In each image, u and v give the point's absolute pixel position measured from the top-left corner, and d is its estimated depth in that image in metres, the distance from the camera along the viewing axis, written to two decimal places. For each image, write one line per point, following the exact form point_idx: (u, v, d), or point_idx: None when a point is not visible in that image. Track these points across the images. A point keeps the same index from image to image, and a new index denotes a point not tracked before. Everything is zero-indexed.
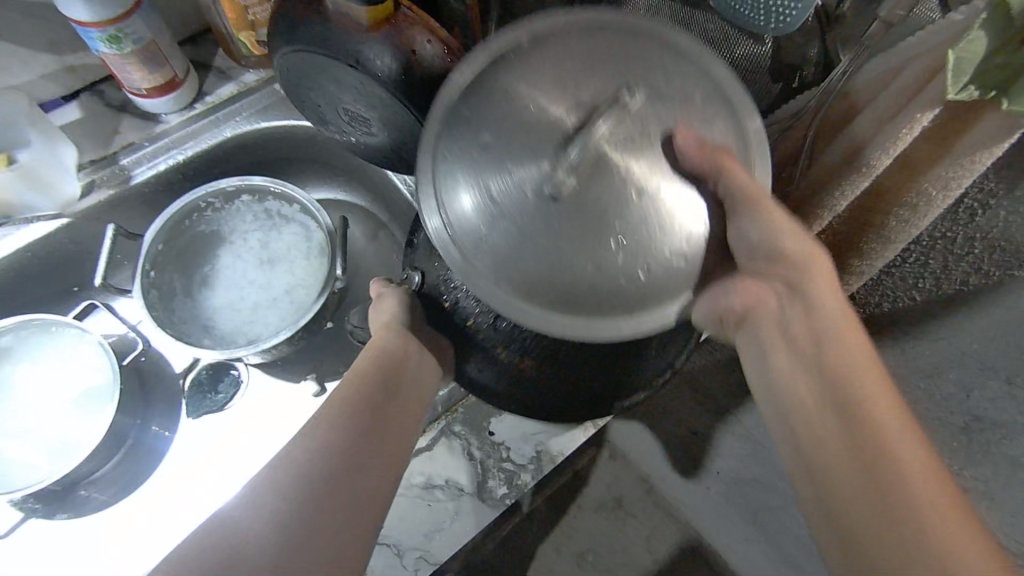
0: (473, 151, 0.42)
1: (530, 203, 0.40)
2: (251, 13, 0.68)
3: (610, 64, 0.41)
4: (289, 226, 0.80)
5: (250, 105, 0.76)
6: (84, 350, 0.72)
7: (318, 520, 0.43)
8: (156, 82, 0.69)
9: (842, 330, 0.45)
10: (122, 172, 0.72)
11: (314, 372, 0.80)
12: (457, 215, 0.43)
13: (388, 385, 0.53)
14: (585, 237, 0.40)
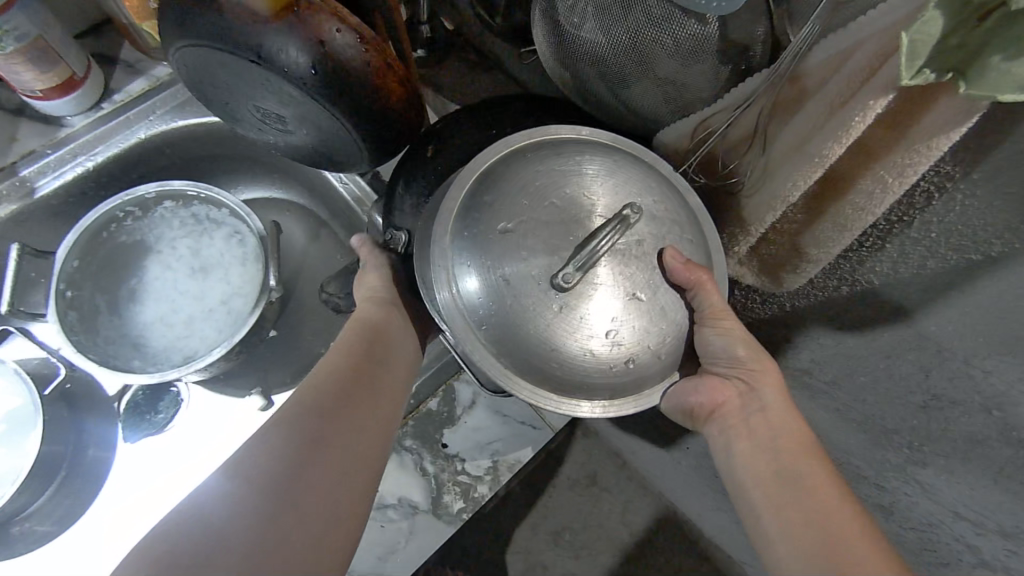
0: (488, 237, 0.45)
1: (539, 293, 0.44)
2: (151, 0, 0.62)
3: (618, 183, 0.47)
4: (218, 231, 0.74)
5: (163, 102, 0.70)
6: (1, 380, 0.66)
7: (297, 489, 0.41)
8: (53, 81, 0.63)
9: (783, 416, 0.48)
10: (24, 183, 0.65)
11: (260, 385, 0.75)
12: (464, 293, 0.46)
13: (370, 361, 0.52)
14: (580, 327, 0.44)
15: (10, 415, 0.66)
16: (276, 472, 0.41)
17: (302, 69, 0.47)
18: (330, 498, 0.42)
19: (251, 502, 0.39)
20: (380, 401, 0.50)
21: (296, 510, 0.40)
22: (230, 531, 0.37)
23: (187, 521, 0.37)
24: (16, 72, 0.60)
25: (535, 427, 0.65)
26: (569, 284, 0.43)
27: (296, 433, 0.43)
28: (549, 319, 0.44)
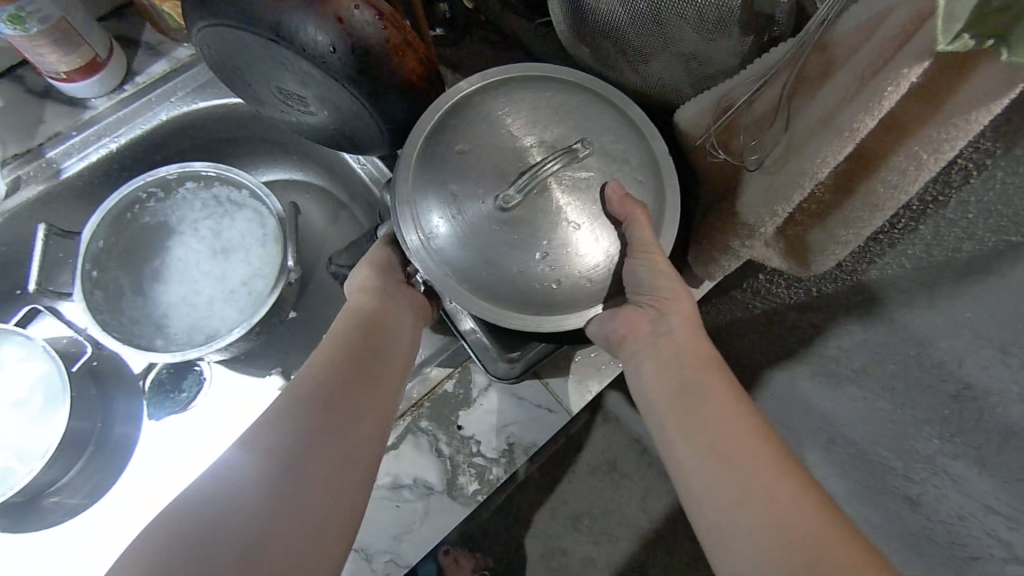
0: (448, 157, 0.51)
1: (485, 216, 0.49)
2: None
3: (570, 120, 0.51)
4: (238, 212, 0.75)
5: (185, 84, 0.70)
6: (30, 358, 0.67)
7: (300, 474, 0.40)
8: (77, 63, 0.63)
9: (689, 334, 0.50)
10: (50, 164, 0.67)
11: (280, 366, 0.76)
12: (421, 210, 0.50)
13: (364, 338, 0.51)
14: (518, 245, 0.48)
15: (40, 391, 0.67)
16: (279, 450, 0.41)
17: (322, 47, 0.47)
18: (340, 466, 0.42)
19: (262, 480, 0.39)
20: (384, 367, 0.51)
21: (306, 480, 0.40)
22: (234, 525, 0.37)
23: (200, 506, 0.38)
24: (41, 54, 0.61)
25: (550, 410, 0.63)
26: (510, 205, 0.48)
27: (300, 407, 0.44)
28: (491, 239, 0.49)
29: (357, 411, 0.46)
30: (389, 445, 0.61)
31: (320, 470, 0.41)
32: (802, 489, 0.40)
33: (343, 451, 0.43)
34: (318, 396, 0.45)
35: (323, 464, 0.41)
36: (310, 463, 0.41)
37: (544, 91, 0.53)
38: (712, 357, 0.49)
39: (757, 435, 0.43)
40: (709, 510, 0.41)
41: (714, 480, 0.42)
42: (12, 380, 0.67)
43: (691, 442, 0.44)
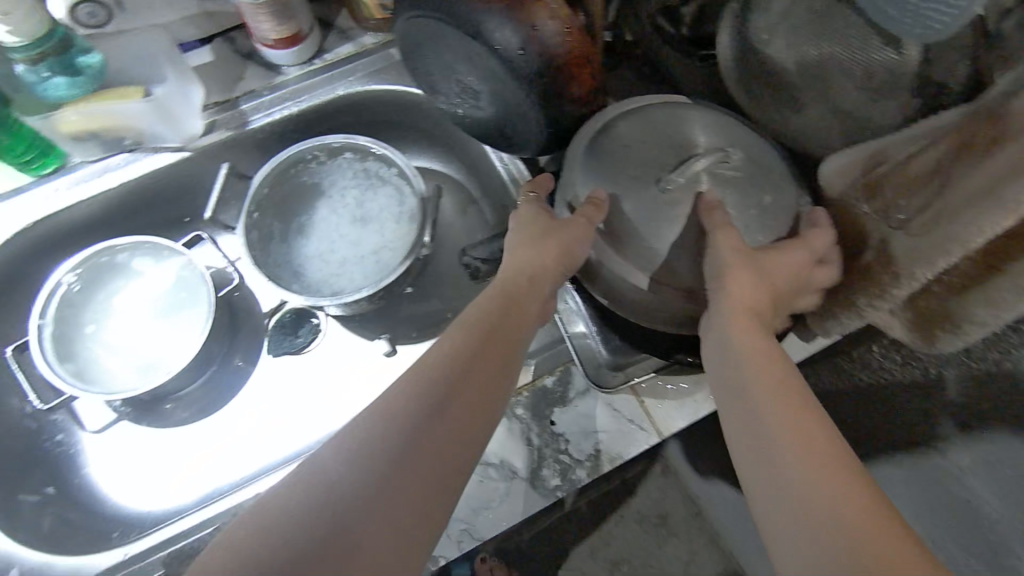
0: (623, 141, 0.57)
1: (646, 198, 0.54)
2: None
3: (722, 134, 0.58)
4: (383, 188, 0.83)
5: (364, 68, 0.79)
6: (185, 277, 0.77)
7: (409, 466, 0.40)
8: (283, 33, 0.73)
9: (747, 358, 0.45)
10: (241, 116, 0.76)
11: (389, 334, 0.80)
12: (599, 186, 0.56)
13: (496, 328, 0.50)
14: (675, 222, 0.54)
15: (186, 308, 0.76)
16: (393, 432, 0.41)
17: (511, 48, 0.53)
18: (436, 473, 0.41)
19: (360, 476, 0.39)
20: (494, 371, 0.48)
21: (374, 497, 0.38)
22: (344, 504, 0.37)
23: (306, 493, 0.38)
24: (258, 21, 0.71)
25: (642, 428, 0.63)
26: (669, 188, 0.54)
27: (392, 411, 0.42)
28: (640, 224, 0.54)
29: (468, 413, 0.44)
30: None
31: (417, 476, 0.40)
32: (879, 518, 0.34)
33: (433, 465, 0.41)
34: (437, 390, 0.44)
35: (399, 482, 0.39)
36: (403, 476, 0.39)
37: (695, 107, 0.59)
38: (788, 381, 0.42)
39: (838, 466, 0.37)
40: (784, 549, 0.36)
41: (777, 478, 0.38)
42: (165, 293, 0.77)
43: (750, 438, 0.41)
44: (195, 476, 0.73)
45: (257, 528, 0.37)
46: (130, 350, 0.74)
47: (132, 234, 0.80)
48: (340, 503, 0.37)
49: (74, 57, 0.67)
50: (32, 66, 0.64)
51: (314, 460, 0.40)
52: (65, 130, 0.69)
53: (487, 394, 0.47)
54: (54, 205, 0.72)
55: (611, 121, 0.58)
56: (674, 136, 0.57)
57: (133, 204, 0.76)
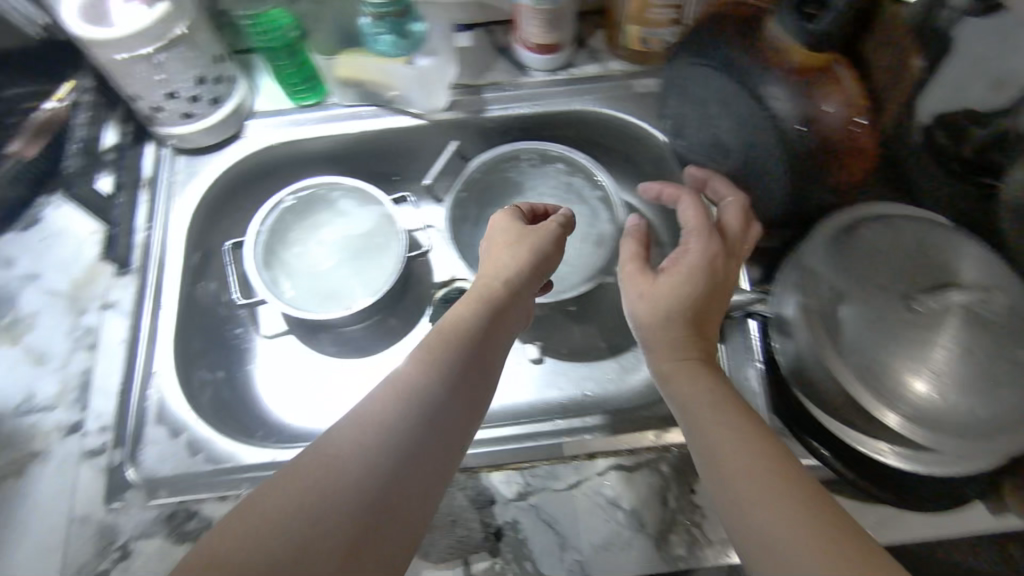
0: (874, 247, 0.56)
1: (877, 305, 0.53)
2: (653, 13, 0.73)
3: (988, 273, 0.54)
4: (580, 206, 0.85)
5: (603, 91, 0.81)
6: (383, 228, 0.85)
7: (404, 461, 0.42)
8: (546, 40, 0.77)
9: (718, 436, 0.46)
10: (480, 103, 0.81)
11: (540, 340, 0.84)
12: (829, 275, 0.56)
13: (478, 343, 0.53)
14: (899, 338, 0.51)
15: (378, 254, 0.84)
16: (386, 428, 0.43)
17: (791, 119, 0.54)
18: (429, 460, 0.43)
19: (355, 472, 0.40)
20: (487, 347, 0.53)
21: (387, 457, 0.41)
22: (338, 501, 0.39)
23: (294, 497, 0.39)
24: (529, 25, 0.75)
25: None
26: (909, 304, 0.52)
27: (396, 386, 0.46)
28: (859, 324, 0.53)
29: (454, 414, 0.46)
30: (627, 465, 0.63)
31: (410, 465, 0.42)
32: None
33: (431, 458, 0.43)
34: (426, 391, 0.46)
35: (414, 442, 0.43)
36: (400, 471, 0.41)
37: (967, 241, 0.56)
38: (713, 392, 0.49)
39: (772, 487, 0.41)
40: None
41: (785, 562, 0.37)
42: (363, 237, 0.85)
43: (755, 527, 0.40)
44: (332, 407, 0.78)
45: (239, 536, 0.37)
46: (321, 276, 0.83)
47: (350, 176, 0.87)
48: (350, 462, 0.41)
49: (409, 24, 0.72)
50: (375, 21, 0.71)
51: (298, 465, 0.41)
52: (337, 74, 0.77)
53: (475, 397, 0.49)
54: (302, 133, 0.80)
55: (863, 222, 0.58)
56: (934, 260, 0.55)
57: (362, 151, 0.84)
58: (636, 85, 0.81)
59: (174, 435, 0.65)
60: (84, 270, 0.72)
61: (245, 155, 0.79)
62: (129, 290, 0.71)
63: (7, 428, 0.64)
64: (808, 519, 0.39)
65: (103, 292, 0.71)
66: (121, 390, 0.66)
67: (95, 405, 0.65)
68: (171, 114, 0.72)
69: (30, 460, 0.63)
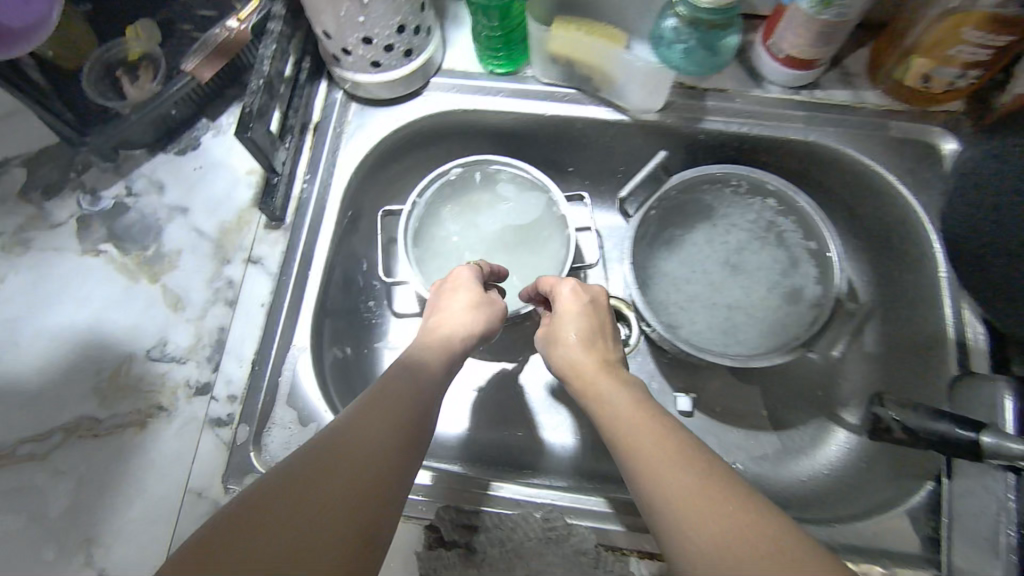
0: None
1: None
2: (956, 51, 0.57)
3: None
4: (777, 250, 0.72)
5: (850, 126, 0.67)
6: (546, 227, 0.74)
7: (346, 446, 0.38)
8: (805, 56, 0.63)
9: (641, 462, 0.43)
10: (700, 110, 0.68)
11: (694, 393, 0.73)
12: None
13: (417, 363, 0.49)
14: None
15: (533, 256, 0.74)
16: (331, 432, 0.39)
17: None
18: (379, 440, 0.40)
19: (292, 478, 0.35)
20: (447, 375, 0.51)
21: (366, 463, 0.38)
22: (269, 500, 0.34)
23: (224, 518, 0.33)
24: (794, 32, 0.61)
25: None
26: None
27: (355, 416, 0.41)
28: None
29: (399, 404, 0.44)
30: None
31: (361, 451, 0.38)
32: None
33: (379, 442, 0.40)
34: (375, 401, 0.43)
35: (362, 425, 0.40)
36: (347, 460, 0.37)
37: None
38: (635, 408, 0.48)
39: (713, 488, 0.39)
40: None
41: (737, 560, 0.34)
42: (527, 230, 0.75)
43: (696, 538, 0.37)
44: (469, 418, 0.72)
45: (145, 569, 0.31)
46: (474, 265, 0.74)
47: (522, 158, 0.77)
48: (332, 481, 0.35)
49: (724, 37, 0.65)
50: (681, 27, 0.65)
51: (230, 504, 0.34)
52: (548, 48, 0.66)
53: (421, 390, 0.46)
54: (489, 104, 0.70)
55: None
56: None
57: (544, 135, 0.73)
58: (894, 127, 0.67)
59: (301, 422, 0.58)
60: (235, 214, 0.66)
61: (421, 116, 0.70)
62: (277, 247, 0.64)
63: (137, 372, 0.60)
64: (749, 518, 0.36)
65: (251, 243, 0.64)
66: (255, 358, 0.60)
67: (226, 368, 0.60)
68: (359, 60, 0.64)
69: (153, 413, 0.58)
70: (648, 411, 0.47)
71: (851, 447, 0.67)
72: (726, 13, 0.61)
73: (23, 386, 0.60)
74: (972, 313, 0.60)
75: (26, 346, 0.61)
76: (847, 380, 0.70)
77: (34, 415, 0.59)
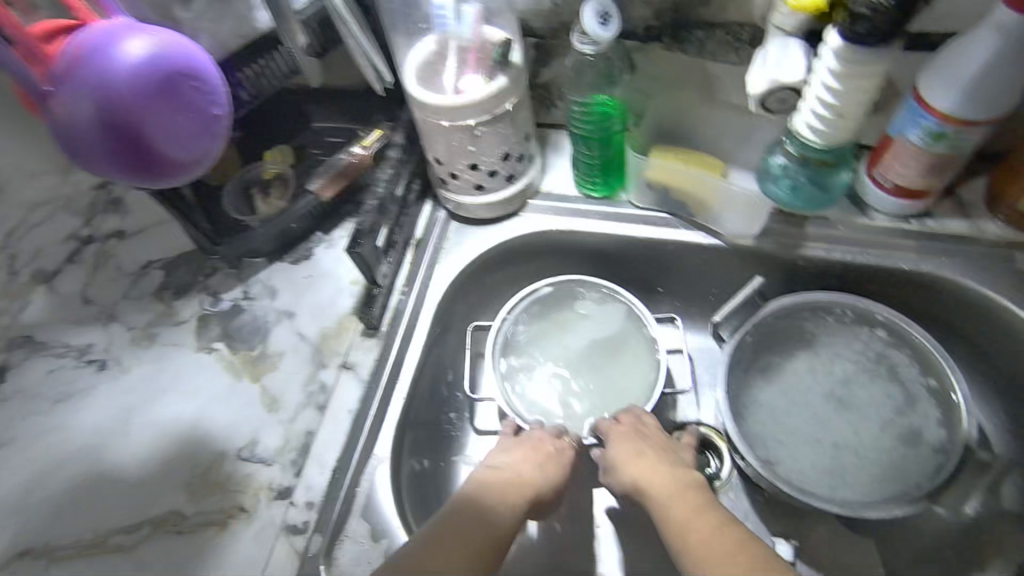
0: None
1: None
2: None
3: None
4: (889, 384, 0.66)
5: (970, 258, 0.63)
6: (634, 353, 0.72)
7: None
8: (916, 185, 0.60)
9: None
10: (800, 237, 0.67)
11: (796, 540, 0.65)
12: None
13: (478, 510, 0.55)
14: None
15: (620, 380, 0.72)
16: None
17: None
18: None
19: None
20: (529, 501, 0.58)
21: None
22: None
23: None
24: (907, 165, 0.59)
25: None
26: None
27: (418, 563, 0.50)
28: None
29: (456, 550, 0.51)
30: None
31: None
32: None
33: None
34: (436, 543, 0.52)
35: None
36: None
37: None
38: (688, 503, 0.54)
39: None
40: None
41: None
42: (614, 347, 0.74)
43: None
44: (548, 549, 0.67)
45: None
46: (561, 384, 0.73)
47: (611, 277, 0.78)
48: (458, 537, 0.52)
49: (832, 175, 0.63)
50: (789, 164, 0.63)
51: None
52: (645, 175, 0.67)
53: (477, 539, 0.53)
54: (582, 226, 0.72)
55: None
56: None
57: (634, 256, 0.74)
58: (1020, 260, 0.62)
59: (375, 537, 0.58)
60: (336, 320, 0.69)
61: (515, 235, 0.73)
62: (371, 355, 0.66)
63: (227, 469, 0.62)
64: None
65: (347, 349, 0.67)
66: (337, 466, 0.61)
67: (308, 474, 0.61)
68: (464, 183, 0.68)
69: (236, 514, 0.60)
70: (691, 517, 0.52)
71: None
72: (838, 150, 0.60)
73: (125, 474, 0.63)
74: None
75: (136, 435, 0.65)
76: (986, 547, 0.60)
77: (132, 504, 0.61)
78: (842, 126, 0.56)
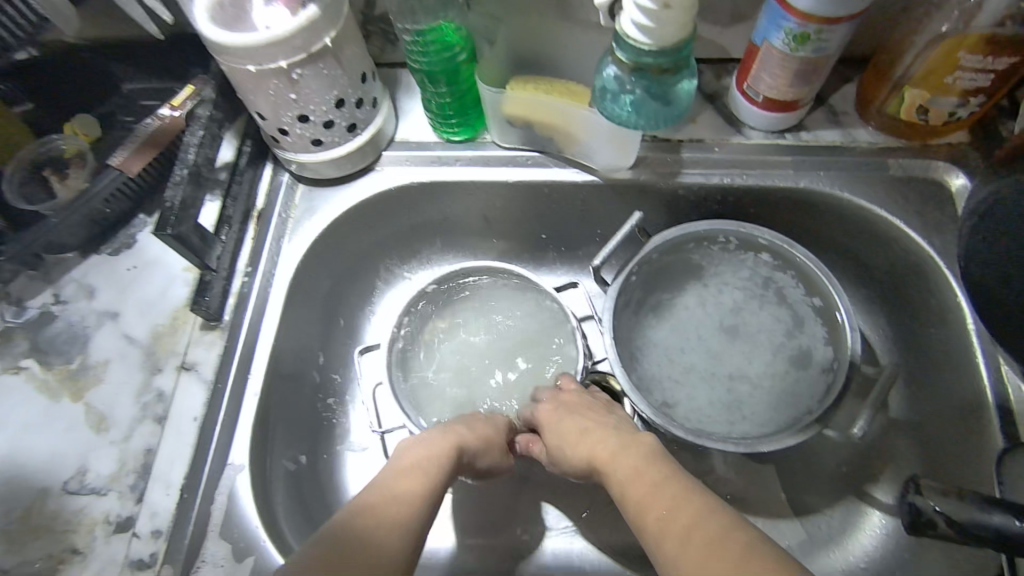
0: None
1: None
2: (955, 76, 0.51)
3: None
4: (777, 308, 0.64)
5: (845, 168, 0.61)
6: (539, 328, 0.68)
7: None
8: (785, 97, 0.57)
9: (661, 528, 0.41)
10: (676, 164, 0.62)
11: (699, 479, 0.63)
12: None
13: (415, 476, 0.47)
14: None
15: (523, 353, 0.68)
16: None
17: None
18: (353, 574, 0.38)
19: None
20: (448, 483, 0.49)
21: None
22: None
23: None
24: (774, 75, 0.55)
25: None
26: None
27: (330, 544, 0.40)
28: None
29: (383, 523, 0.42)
30: None
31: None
32: None
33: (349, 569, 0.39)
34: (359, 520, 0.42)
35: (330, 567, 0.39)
36: None
37: None
38: (657, 482, 0.44)
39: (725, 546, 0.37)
40: None
41: None
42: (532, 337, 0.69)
43: None
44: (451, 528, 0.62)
45: None
46: (468, 376, 0.68)
47: (489, 228, 0.71)
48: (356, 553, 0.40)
49: (675, 83, 0.55)
50: (623, 74, 0.54)
51: None
52: (503, 112, 0.60)
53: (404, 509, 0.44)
54: (445, 175, 0.65)
55: None
56: None
57: (508, 202, 0.67)
58: (894, 166, 0.60)
59: (235, 558, 0.51)
60: (170, 315, 0.59)
61: (372, 192, 0.65)
62: (213, 350, 0.57)
63: (52, 508, 0.52)
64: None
65: (185, 347, 0.57)
66: (184, 484, 0.52)
67: (151, 498, 0.52)
68: (299, 139, 0.59)
69: (66, 558, 0.50)
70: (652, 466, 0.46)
71: (888, 532, 0.57)
72: (673, 55, 0.50)
73: None
74: (1012, 369, 0.52)
75: None
76: (877, 455, 0.60)
77: None
78: (669, 20, 0.46)
